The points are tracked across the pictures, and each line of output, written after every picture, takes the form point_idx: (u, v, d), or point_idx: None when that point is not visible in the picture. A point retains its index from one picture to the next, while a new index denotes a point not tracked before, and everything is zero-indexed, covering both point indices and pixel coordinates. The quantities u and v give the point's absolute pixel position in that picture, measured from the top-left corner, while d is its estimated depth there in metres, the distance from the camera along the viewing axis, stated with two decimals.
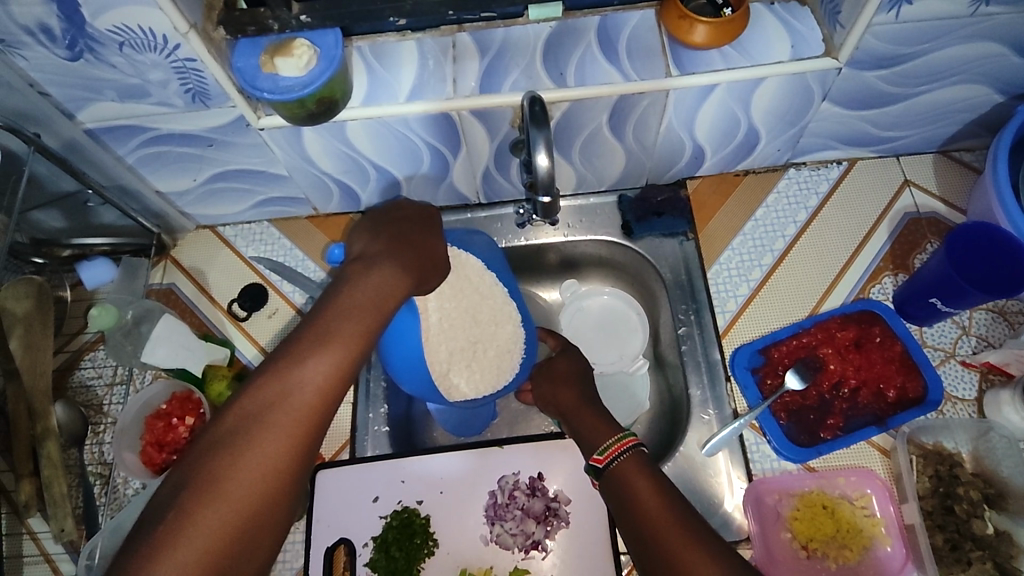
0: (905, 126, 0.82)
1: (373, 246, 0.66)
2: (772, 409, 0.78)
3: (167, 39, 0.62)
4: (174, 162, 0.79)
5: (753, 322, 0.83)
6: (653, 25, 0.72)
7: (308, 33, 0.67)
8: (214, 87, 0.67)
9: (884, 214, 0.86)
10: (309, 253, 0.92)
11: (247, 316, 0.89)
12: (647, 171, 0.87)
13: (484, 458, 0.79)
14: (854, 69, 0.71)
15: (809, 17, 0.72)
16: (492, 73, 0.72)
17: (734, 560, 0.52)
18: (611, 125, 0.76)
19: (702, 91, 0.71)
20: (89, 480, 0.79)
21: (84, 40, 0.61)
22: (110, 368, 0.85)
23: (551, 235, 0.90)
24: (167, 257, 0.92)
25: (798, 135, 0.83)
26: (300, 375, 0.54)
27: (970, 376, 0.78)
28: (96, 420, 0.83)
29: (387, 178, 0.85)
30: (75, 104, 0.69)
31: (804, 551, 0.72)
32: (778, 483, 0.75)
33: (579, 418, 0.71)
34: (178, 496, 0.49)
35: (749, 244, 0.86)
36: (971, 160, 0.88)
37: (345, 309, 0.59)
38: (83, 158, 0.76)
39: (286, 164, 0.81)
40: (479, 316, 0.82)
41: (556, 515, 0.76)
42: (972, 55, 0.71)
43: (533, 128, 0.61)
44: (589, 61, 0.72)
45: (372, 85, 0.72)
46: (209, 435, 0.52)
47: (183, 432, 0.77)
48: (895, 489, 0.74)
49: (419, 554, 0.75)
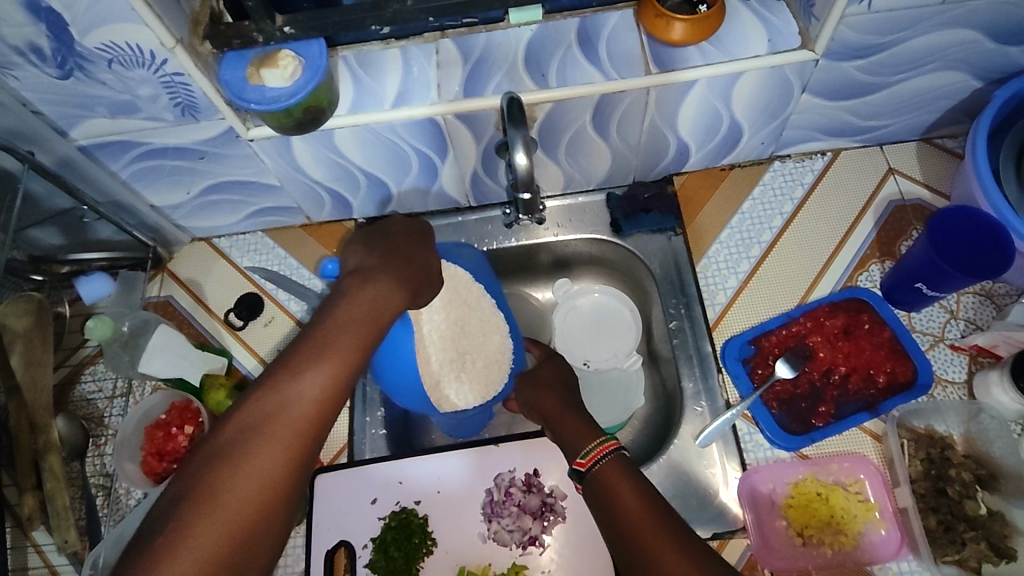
0: (886, 115, 0.83)
1: (370, 260, 0.68)
2: (763, 399, 0.79)
3: (155, 55, 0.63)
4: (167, 176, 0.81)
5: (743, 313, 0.83)
6: (632, 25, 0.74)
7: (292, 45, 0.68)
8: (203, 100, 0.69)
9: (868, 203, 0.87)
10: (304, 262, 0.93)
11: (244, 325, 0.90)
12: (634, 168, 0.88)
13: (480, 457, 0.80)
14: (832, 60, 0.72)
15: (784, 11, 0.73)
16: (475, 78, 0.73)
17: (707, 560, 0.53)
18: (595, 124, 0.77)
19: (684, 87, 0.72)
20: (91, 491, 0.80)
21: (74, 59, 0.63)
22: (110, 381, 0.87)
23: (541, 235, 0.91)
24: (164, 270, 0.94)
25: (782, 127, 0.84)
26: (298, 387, 0.55)
27: (959, 359, 0.78)
28: (97, 432, 0.84)
29: (378, 185, 0.86)
30: (67, 122, 0.71)
31: (799, 538, 0.73)
32: (771, 473, 0.75)
33: (563, 422, 0.72)
34: (178, 508, 0.50)
35: (737, 236, 0.87)
36: (954, 146, 0.89)
37: (342, 323, 0.60)
38: (77, 175, 0.78)
39: (277, 174, 0.82)
40: (467, 328, 0.83)
41: (552, 510, 0.77)
42: (947, 42, 0.72)
43: (513, 129, 0.62)
44: (570, 61, 0.73)
45: (358, 93, 0.74)
46: (209, 448, 0.53)
47: (182, 441, 0.78)
48: (888, 473, 0.75)
49: (418, 553, 0.76)
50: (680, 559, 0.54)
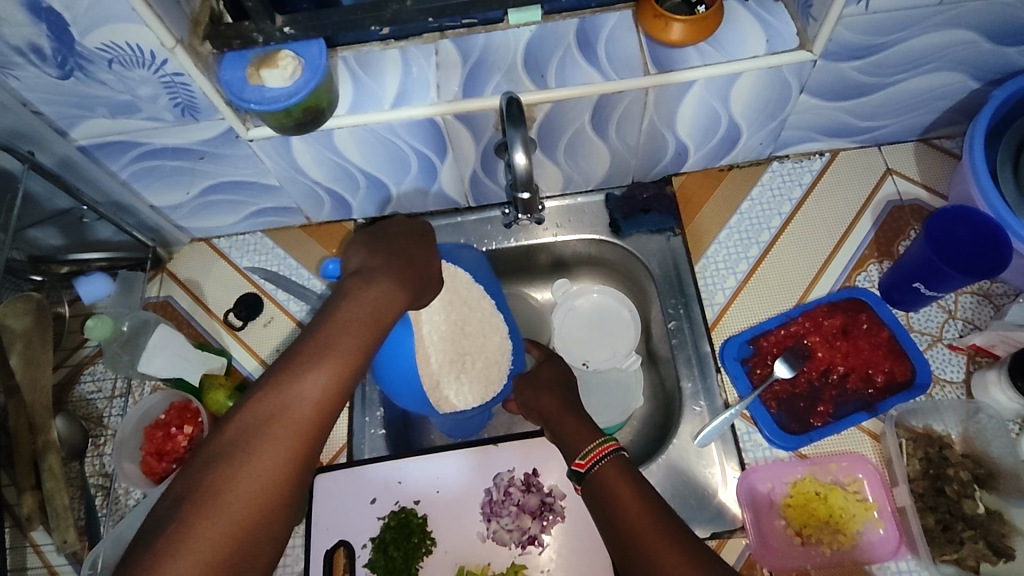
0: (884, 116, 0.83)
1: (372, 260, 0.68)
2: (762, 399, 0.79)
3: (155, 55, 0.63)
4: (166, 176, 0.81)
5: (742, 313, 0.84)
6: (630, 25, 0.74)
7: (292, 45, 0.68)
8: (203, 100, 0.69)
9: (867, 203, 0.87)
10: (303, 262, 0.93)
11: (244, 325, 0.90)
12: (633, 169, 0.88)
13: (479, 457, 0.80)
14: (830, 60, 0.72)
15: (782, 12, 0.73)
16: (475, 78, 0.73)
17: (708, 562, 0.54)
18: (594, 125, 0.78)
19: (683, 88, 0.72)
20: (91, 492, 0.80)
21: (74, 59, 0.63)
22: (109, 381, 0.87)
23: (541, 236, 0.92)
24: (163, 270, 0.94)
25: (780, 128, 0.84)
26: (299, 388, 0.55)
27: (957, 359, 0.79)
28: (97, 432, 0.84)
29: (377, 185, 0.87)
30: (67, 122, 0.71)
31: (798, 537, 0.73)
32: (770, 472, 0.76)
33: (563, 422, 0.72)
34: (179, 508, 0.50)
35: (735, 236, 0.87)
36: (952, 147, 0.89)
37: (344, 324, 0.60)
38: (77, 175, 0.78)
39: (276, 174, 0.82)
40: (467, 328, 0.83)
41: (551, 510, 0.77)
42: (944, 43, 0.72)
43: (512, 128, 0.62)
44: (569, 62, 0.73)
45: (357, 93, 0.74)
46: (210, 448, 0.53)
47: (181, 441, 0.78)
48: (886, 472, 0.75)
49: (418, 552, 0.76)
50: (680, 560, 0.54)
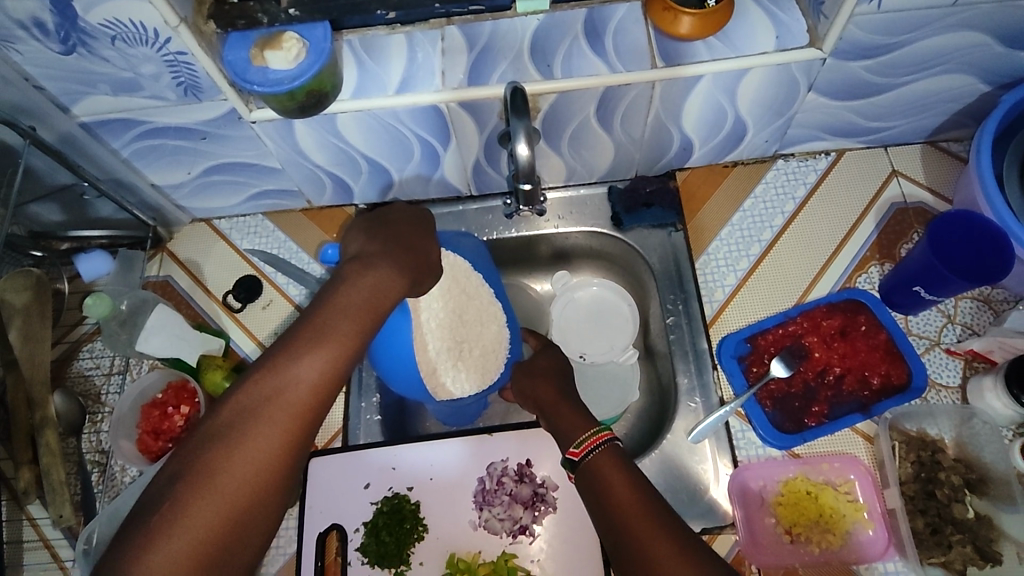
0: (892, 116, 0.83)
1: (372, 245, 0.67)
2: (757, 397, 0.79)
3: (158, 33, 0.63)
4: (168, 155, 0.81)
5: (740, 310, 0.84)
6: (640, 17, 0.73)
7: (297, 27, 0.67)
8: (206, 80, 0.68)
9: (871, 204, 0.87)
10: (304, 246, 0.93)
11: (242, 308, 0.90)
12: (637, 162, 0.88)
13: (474, 445, 0.80)
14: (839, 59, 0.71)
15: (793, 8, 0.72)
16: (480, 65, 0.73)
17: (699, 553, 0.54)
18: (599, 117, 0.77)
19: (690, 82, 0.72)
20: (87, 468, 0.81)
21: (77, 34, 0.62)
22: (107, 358, 0.87)
23: (543, 227, 0.91)
24: (163, 250, 0.94)
25: (786, 126, 0.83)
26: (295, 372, 0.55)
27: (954, 364, 0.79)
28: (93, 409, 0.84)
29: (379, 171, 0.86)
30: (69, 98, 0.71)
31: (787, 535, 0.74)
32: (761, 470, 0.76)
33: (557, 413, 0.72)
34: (173, 487, 0.50)
35: (737, 234, 0.87)
36: (959, 150, 0.89)
37: (342, 308, 0.60)
38: (78, 151, 0.78)
39: (279, 157, 0.82)
40: (465, 317, 0.83)
41: (544, 501, 0.77)
42: (955, 45, 0.71)
43: (516, 119, 0.61)
44: (576, 53, 0.72)
45: (362, 78, 0.73)
46: (205, 428, 0.53)
47: (178, 420, 0.79)
48: (877, 474, 0.75)
49: (410, 538, 0.76)
50: (672, 553, 0.54)
